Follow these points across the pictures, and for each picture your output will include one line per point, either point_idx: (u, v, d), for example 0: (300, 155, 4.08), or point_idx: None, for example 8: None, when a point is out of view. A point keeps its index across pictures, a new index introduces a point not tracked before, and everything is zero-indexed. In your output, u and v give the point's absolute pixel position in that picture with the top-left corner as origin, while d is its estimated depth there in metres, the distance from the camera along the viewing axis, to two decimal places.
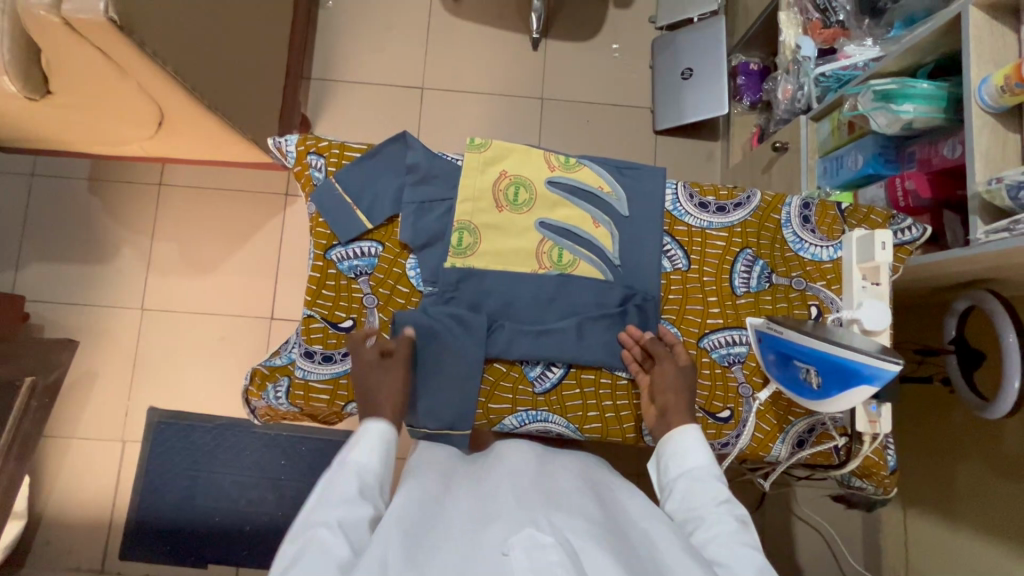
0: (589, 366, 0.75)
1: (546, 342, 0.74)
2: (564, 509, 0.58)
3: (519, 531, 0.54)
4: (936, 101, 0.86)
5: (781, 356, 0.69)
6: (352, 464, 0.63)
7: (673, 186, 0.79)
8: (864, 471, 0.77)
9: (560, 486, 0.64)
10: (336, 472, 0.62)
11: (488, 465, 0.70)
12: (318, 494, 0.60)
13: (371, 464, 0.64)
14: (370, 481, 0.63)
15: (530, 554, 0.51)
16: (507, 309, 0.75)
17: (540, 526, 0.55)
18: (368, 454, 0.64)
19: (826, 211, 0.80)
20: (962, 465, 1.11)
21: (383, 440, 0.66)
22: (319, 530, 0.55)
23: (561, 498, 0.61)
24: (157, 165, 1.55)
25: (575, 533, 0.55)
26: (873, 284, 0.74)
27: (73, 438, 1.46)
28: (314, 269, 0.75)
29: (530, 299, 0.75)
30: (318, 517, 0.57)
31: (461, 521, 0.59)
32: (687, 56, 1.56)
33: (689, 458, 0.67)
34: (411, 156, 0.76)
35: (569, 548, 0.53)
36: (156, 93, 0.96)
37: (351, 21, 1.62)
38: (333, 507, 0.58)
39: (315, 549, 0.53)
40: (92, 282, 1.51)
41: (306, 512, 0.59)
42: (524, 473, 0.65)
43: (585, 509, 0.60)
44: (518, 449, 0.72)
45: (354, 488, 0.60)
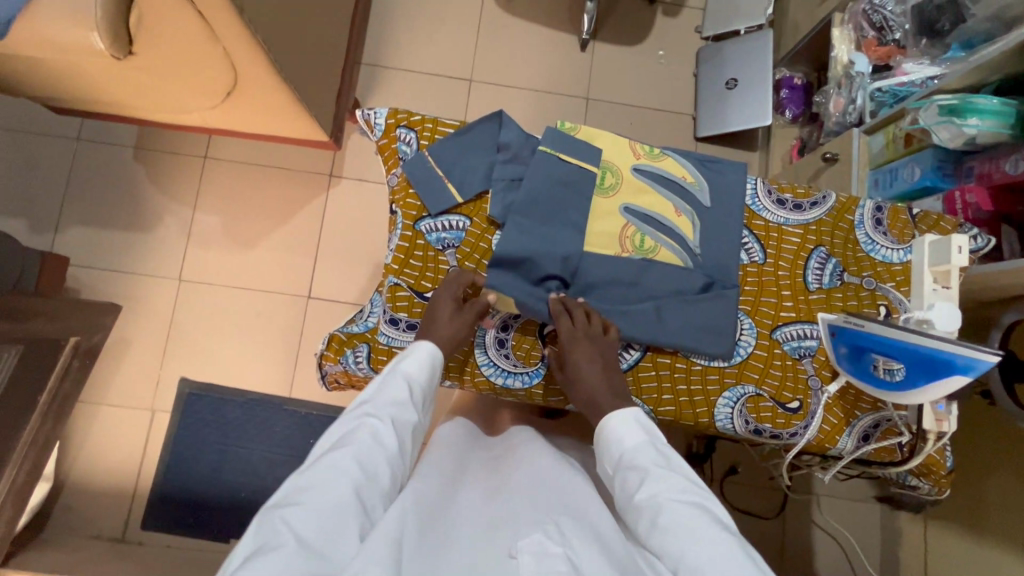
0: (665, 350, 0.77)
1: (626, 323, 0.76)
2: (572, 516, 0.61)
3: (529, 536, 0.56)
4: (1002, 117, 0.88)
5: (854, 350, 0.71)
6: (403, 374, 0.66)
7: (752, 182, 0.82)
8: (923, 469, 0.79)
9: (574, 486, 0.67)
10: (393, 376, 0.65)
11: (507, 475, 0.71)
12: (372, 389, 0.64)
13: (425, 383, 0.67)
14: (418, 390, 0.66)
15: (537, 559, 0.53)
16: (589, 290, 0.77)
17: (550, 532, 0.56)
18: (419, 369, 0.67)
19: (897, 215, 0.83)
20: (991, 478, 1.14)
21: (431, 357, 0.68)
22: (371, 420, 0.60)
23: (574, 499, 0.64)
24: (204, 138, 1.55)
25: (579, 538, 0.56)
26: (944, 287, 0.75)
27: (102, 404, 1.45)
28: (403, 240, 0.77)
29: (613, 280, 0.77)
30: (369, 406, 0.61)
31: (467, 532, 0.61)
32: (732, 66, 1.58)
33: (624, 442, 0.64)
34: (505, 136, 0.78)
35: (574, 558, 0.54)
36: (237, 61, 0.98)
37: (405, 9, 1.65)
38: (386, 405, 0.62)
39: (369, 439, 0.58)
40: (131, 249, 1.51)
41: (361, 400, 0.63)
42: (537, 484, 0.67)
43: (597, 510, 0.63)
44: (535, 457, 0.73)
45: (401, 394, 0.64)
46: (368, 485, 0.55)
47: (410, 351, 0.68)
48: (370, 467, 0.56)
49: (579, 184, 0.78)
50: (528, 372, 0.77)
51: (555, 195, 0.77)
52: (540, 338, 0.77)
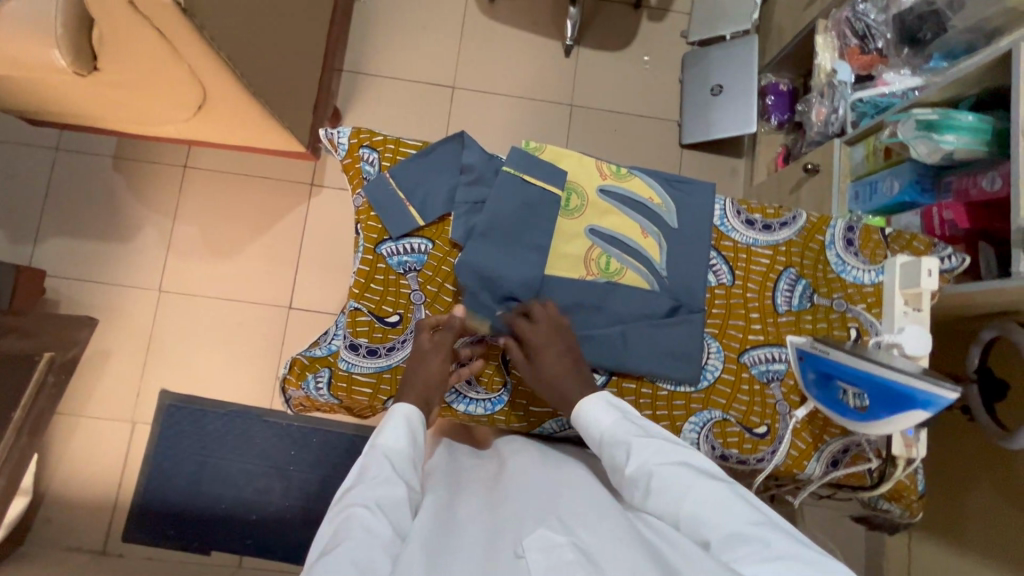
0: (630, 375, 0.76)
1: (588, 349, 0.74)
2: (579, 508, 0.58)
3: (533, 533, 0.53)
4: (979, 134, 0.87)
5: (822, 376, 0.71)
6: (381, 449, 0.64)
7: (721, 203, 0.81)
8: (894, 493, 0.78)
9: (573, 485, 0.64)
10: (369, 455, 0.63)
11: (498, 479, 0.69)
12: (353, 480, 0.61)
13: (405, 448, 0.65)
14: (400, 463, 0.63)
15: (544, 552, 0.51)
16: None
17: (552, 526, 0.54)
18: (397, 440, 0.65)
19: (869, 235, 0.81)
20: (971, 492, 1.12)
21: (409, 423, 0.66)
22: (358, 510, 0.56)
23: (573, 496, 0.61)
24: (183, 148, 1.54)
25: (588, 531, 0.53)
26: (914, 310, 0.75)
27: (82, 416, 1.44)
28: (364, 263, 0.76)
29: (576, 304, 0.75)
30: (353, 499, 0.57)
31: (472, 533, 0.58)
32: (718, 73, 1.56)
33: (600, 424, 0.66)
34: (467, 157, 0.77)
35: (583, 545, 0.51)
36: (203, 76, 0.96)
37: (386, 16, 1.63)
38: (370, 489, 0.59)
39: (359, 531, 0.53)
40: (111, 261, 1.50)
41: (343, 495, 0.60)
42: (534, 487, 0.64)
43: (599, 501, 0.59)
44: (525, 457, 0.72)
45: (386, 472, 0.61)
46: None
47: (385, 420, 0.66)
48: (367, 557, 0.51)
49: (542, 206, 0.76)
50: (491, 399, 0.76)
51: (518, 219, 0.75)
52: (503, 363, 0.76)
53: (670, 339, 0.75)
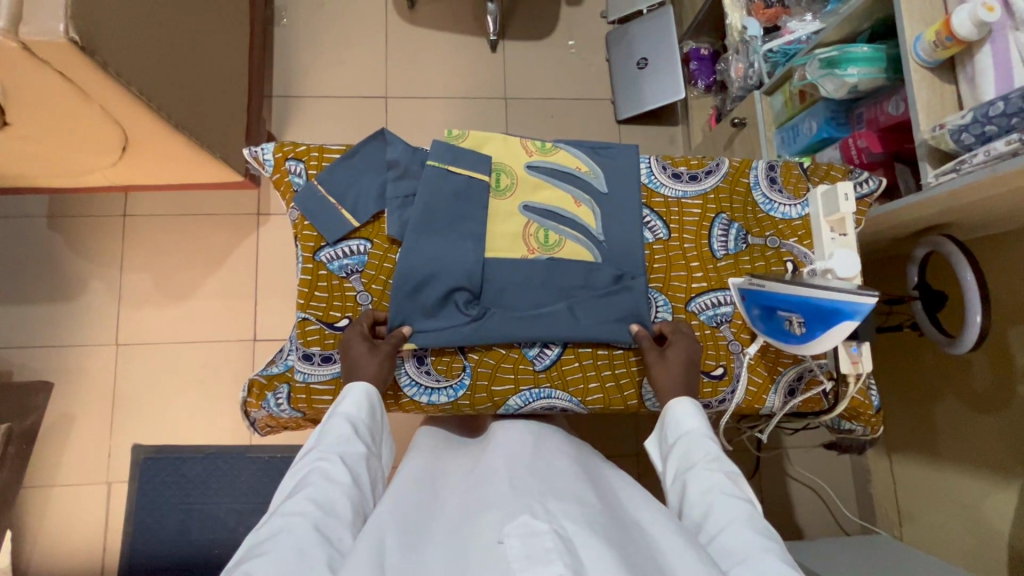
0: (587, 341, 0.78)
1: (541, 324, 0.76)
2: (557, 495, 0.58)
3: (515, 519, 0.52)
4: (878, 62, 0.91)
5: (765, 310, 0.73)
6: (342, 414, 0.65)
7: (646, 162, 0.83)
8: (852, 412, 0.81)
9: (555, 467, 0.65)
10: (331, 420, 0.65)
11: (482, 460, 0.68)
12: (315, 438, 0.64)
13: (364, 416, 0.67)
14: (362, 428, 0.65)
15: (525, 540, 0.50)
16: (500, 297, 0.76)
17: (536, 513, 0.53)
18: (358, 407, 0.67)
19: (790, 171, 0.85)
20: (938, 405, 1.17)
21: (370, 398, 0.68)
22: (321, 464, 0.59)
23: (553, 478, 0.62)
24: (120, 196, 1.51)
25: (571, 519, 0.53)
26: (840, 234, 0.78)
27: (53, 485, 1.39)
28: (305, 272, 0.76)
29: (522, 282, 0.77)
30: (317, 453, 0.61)
31: (465, 509, 0.59)
32: (641, 46, 1.61)
33: (682, 427, 0.68)
34: (391, 153, 0.78)
35: (566, 536, 0.51)
36: (120, 114, 0.94)
37: (308, 36, 1.63)
38: (333, 445, 0.62)
39: (320, 480, 0.57)
40: (61, 323, 1.45)
41: (308, 449, 0.63)
42: (516, 463, 0.64)
43: (575, 488, 0.61)
44: (517, 440, 0.70)
45: (347, 433, 0.63)
46: (327, 519, 0.53)
47: (343, 395, 0.68)
48: (328, 499, 0.56)
49: (473, 192, 0.77)
50: (452, 385, 0.77)
51: (450, 208, 0.76)
52: (459, 350, 0.77)
53: (620, 303, 0.77)
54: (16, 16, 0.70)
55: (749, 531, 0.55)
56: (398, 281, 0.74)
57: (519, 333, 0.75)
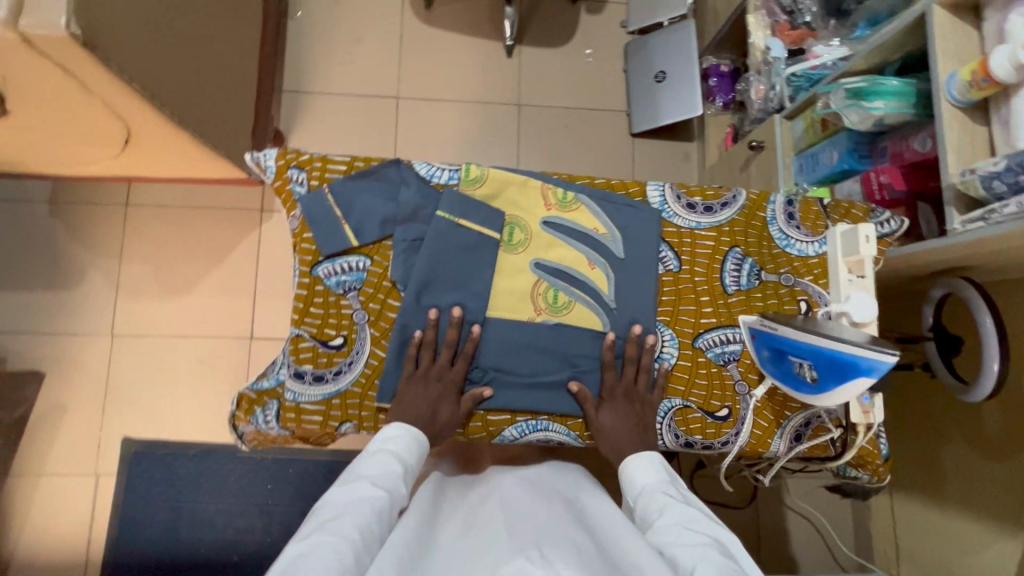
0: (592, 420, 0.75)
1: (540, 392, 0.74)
2: (554, 539, 0.57)
3: (511, 563, 0.52)
4: (906, 97, 0.88)
5: (775, 352, 0.70)
6: (389, 447, 0.66)
7: (660, 190, 0.80)
8: (859, 460, 0.78)
9: (552, 511, 0.65)
10: (377, 449, 0.66)
11: (479, 508, 0.66)
12: (360, 462, 0.65)
13: (414, 460, 0.68)
14: (409, 466, 0.67)
15: None
16: (502, 359, 0.74)
17: (533, 557, 0.52)
18: (407, 448, 0.67)
19: (809, 207, 0.81)
20: (946, 448, 1.14)
21: (420, 446, 0.69)
22: (368, 492, 0.60)
23: (546, 522, 0.62)
24: (123, 185, 1.49)
25: (565, 562, 0.52)
26: (858, 276, 0.75)
27: (41, 475, 1.38)
28: (301, 287, 0.73)
29: (524, 344, 0.74)
30: (366, 479, 0.62)
31: (462, 554, 0.57)
32: (660, 60, 1.57)
33: (644, 480, 0.69)
34: (406, 192, 0.75)
35: None
36: (122, 108, 0.92)
37: (322, 32, 1.60)
38: (379, 476, 0.63)
39: (366, 506, 0.58)
40: (57, 310, 1.44)
41: (353, 472, 0.64)
42: (514, 511, 0.64)
43: (569, 530, 0.60)
44: (513, 488, 0.70)
45: (390, 465, 0.64)
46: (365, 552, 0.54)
47: (393, 426, 0.69)
48: (367, 526, 0.56)
49: (483, 249, 0.75)
50: None
51: (459, 264, 0.74)
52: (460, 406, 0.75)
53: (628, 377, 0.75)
54: (17, 8, 0.67)
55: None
56: (394, 338, 0.73)
57: (518, 402, 0.74)
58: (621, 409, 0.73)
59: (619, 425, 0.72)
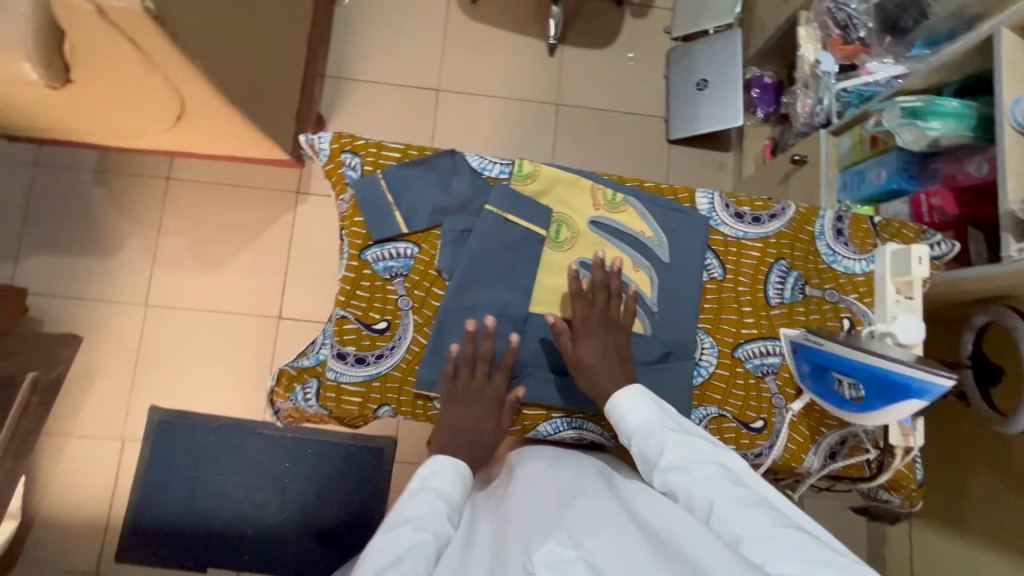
0: None
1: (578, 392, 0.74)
2: (581, 514, 0.57)
3: (541, 548, 0.53)
4: (966, 119, 0.86)
5: (817, 368, 0.69)
6: (431, 487, 0.68)
7: (709, 197, 0.80)
8: (893, 484, 0.77)
9: (575, 483, 0.65)
10: (419, 489, 0.68)
11: (507, 494, 0.69)
12: (404, 501, 0.66)
13: (456, 497, 0.69)
14: (453, 506, 0.68)
15: (553, 567, 0.50)
16: (541, 356, 0.75)
17: (562, 540, 0.53)
18: (451, 485, 0.69)
19: (859, 224, 0.81)
20: (971, 479, 1.12)
21: (460, 474, 0.71)
22: (416, 533, 0.61)
23: (568, 496, 0.63)
24: (165, 159, 1.52)
25: (594, 540, 0.53)
26: (906, 297, 0.74)
27: (70, 436, 1.41)
28: (349, 269, 0.74)
29: None
30: (412, 520, 0.63)
31: (497, 550, 0.59)
32: (703, 67, 1.56)
33: (633, 419, 0.68)
34: (457, 183, 0.76)
35: (594, 561, 0.51)
36: (180, 84, 0.94)
37: (368, 20, 1.62)
38: (424, 516, 0.64)
39: (417, 550, 0.59)
40: (95, 277, 1.47)
41: (397, 513, 0.65)
42: (540, 495, 0.65)
43: (590, 495, 0.61)
44: (536, 467, 0.71)
45: (435, 504, 0.66)
46: None
47: (435, 460, 0.71)
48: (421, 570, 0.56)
49: (529, 244, 0.75)
50: None
51: (505, 259, 0.74)
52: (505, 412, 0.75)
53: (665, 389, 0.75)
54: None
55: (776, 529, 0.54)
56: (437, 326, 0.73)
57: (554, 398, 0.75)
58: (597, 344, 0.71)
59: (598, 363, 0.70)
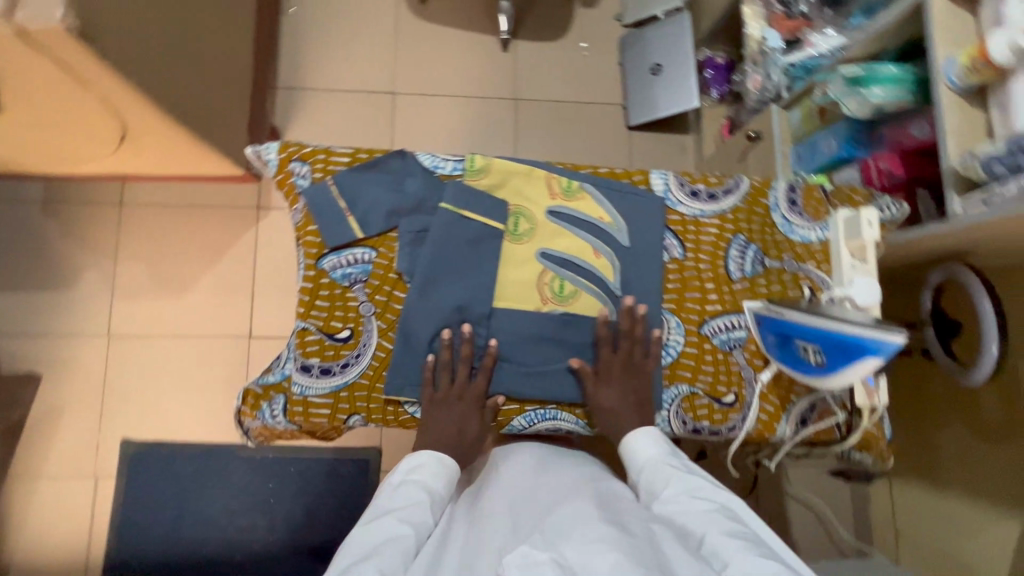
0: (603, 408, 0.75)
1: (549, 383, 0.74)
2: (559, 518, 0.60)
3: (514, 550, 0.55)
4: (904, 84, 0.89)
5: (781, 337, 0.70)
6: (415, 480, 0.68)
7: (664, 178, 0.80)
8: (863, 443, 0.78)
9: (556, 489, 0.68)
10: (403, 482, 0.68)
11: (485, 495, 0.71)
12: (387, 493, 0.67)
13: (442, 491, 0.69)
14: (436, 497, 0.68)
15: (524, 567, 0.53)
16: (510, 350, 0.74)
17: (536, 542, 0.56)
18: (435, 478, 0.69)
19: (811, 193, 0.82)
20: (944, 432, 1.15)
21: (448, 472, 0.71)
22: (392, 525, 0.62)
23: (549, 503, 0.65)
24: (117, 185, 1.47)
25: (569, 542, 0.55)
26: (861, 262, 0.75)
27: (39, 478, 1.36)
28: (307, 280, 0.73)
29: (531, 334, 0.74)
30: (391, 512, 0.64)
31: (466, 551, 0.61)
32: (656, 52, 1.57)
33: (645, 455, 0.71)
34: (410, 184, 0.75)
35: (565, 562, 0.53)
36: (119, 104, 0.91)
37: (317, 28, 1.59)
38: (404, 508, 0.65)
39: (390, 544, 0.59)
40: (51, 312, 1.42)
41: (379, 506, 0.66)
42: (518, 502, 0.67)
43: (570, 500, 0.63)
44: (520, 471, 0.73)
45: (416, 497, 0.66)
46: None
47: (419, 454, 0.71)
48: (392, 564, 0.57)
49: (488, 239, 0.74)
50: None
51: (465, 256, 0.74)
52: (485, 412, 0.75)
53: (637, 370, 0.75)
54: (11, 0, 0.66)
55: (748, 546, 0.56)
56: (401, 330, 0.72)
57: (526, 391, 0.74)
58: (615, 387, 0.73)
59: (617, 404, 0.73)
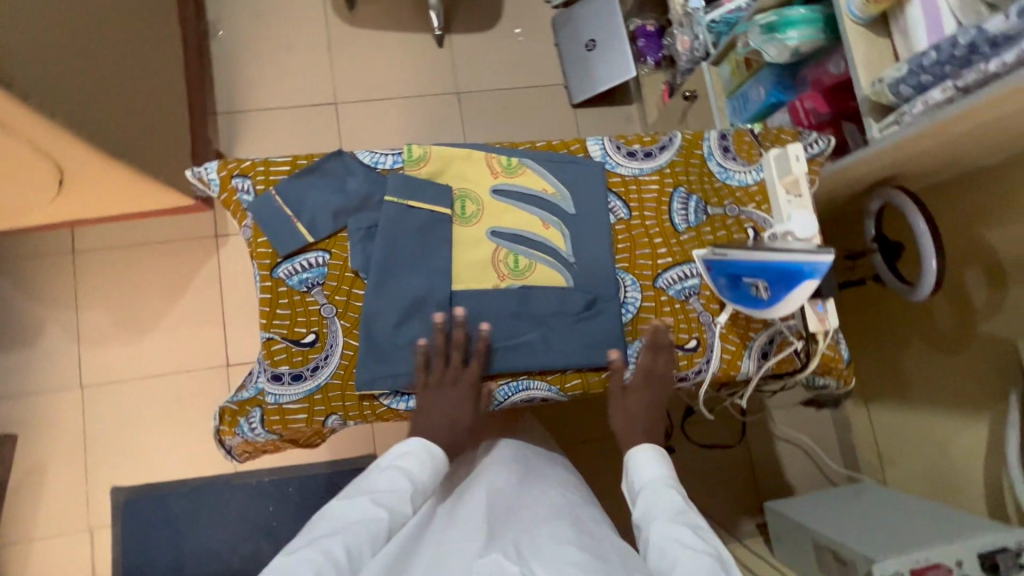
0: (574, 371, 0.77)
1: (518, 355, 0.75)
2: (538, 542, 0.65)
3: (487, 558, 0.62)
4: (815, 24, 0.93)
5: (731, 279, 0.73)
6: (400, 467, 0.70)
7: (600, 143, 0.83)
8: (824, 367, 0.82)
9: (540, 510, 0.72)
10: (390, 467, 0.70)
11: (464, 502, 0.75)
12: (372, 475, 0.70)
13: (425, 478, 0.71)
14: (418, 483, 0.70)
15: None
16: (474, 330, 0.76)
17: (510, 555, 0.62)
18: (420, 466, 0.71)
19: (742, 138, 0.85)
20: (906, 352, 1.21)
21: (435, 462, 0.72)
22: (367, 509, 0.65)
23: (529, 524, 0.69)
24: (66, 233, 1.44)
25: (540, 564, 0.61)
26: (796, 196, 0.80)
27: (32, 540, 1.33)
28: (265, 291, 0.74)
29: (492, 311, 0.76)
30: (369, 495, 0.67)
31: (436, 558, 0.66)
32: (588, 28, 1.60)
33: (645, 472, 0.74)
34: (352, 182, 0.76)
35: None
36: (50, 147, 0.90)
37: (248, 48, 1.57)
38: (382, 493, 0.67)
39: (359, 527, 0.63)
40: (18, 371, 1.39)
41: (361, 486, 0.69)
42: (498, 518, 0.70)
43: (553, 526, 0.67)
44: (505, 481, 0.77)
45: (397, 482, 0.69)
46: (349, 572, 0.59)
47: (410, 442, 0.73)
48: (356, 546, 0.61)
49: (437, 225, 0.76)
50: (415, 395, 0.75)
51: (416, 245, 0.75)
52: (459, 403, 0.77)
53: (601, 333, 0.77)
54: None
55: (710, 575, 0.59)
56: (364, 325, 0.73)
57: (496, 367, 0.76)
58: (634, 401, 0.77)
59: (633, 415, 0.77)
